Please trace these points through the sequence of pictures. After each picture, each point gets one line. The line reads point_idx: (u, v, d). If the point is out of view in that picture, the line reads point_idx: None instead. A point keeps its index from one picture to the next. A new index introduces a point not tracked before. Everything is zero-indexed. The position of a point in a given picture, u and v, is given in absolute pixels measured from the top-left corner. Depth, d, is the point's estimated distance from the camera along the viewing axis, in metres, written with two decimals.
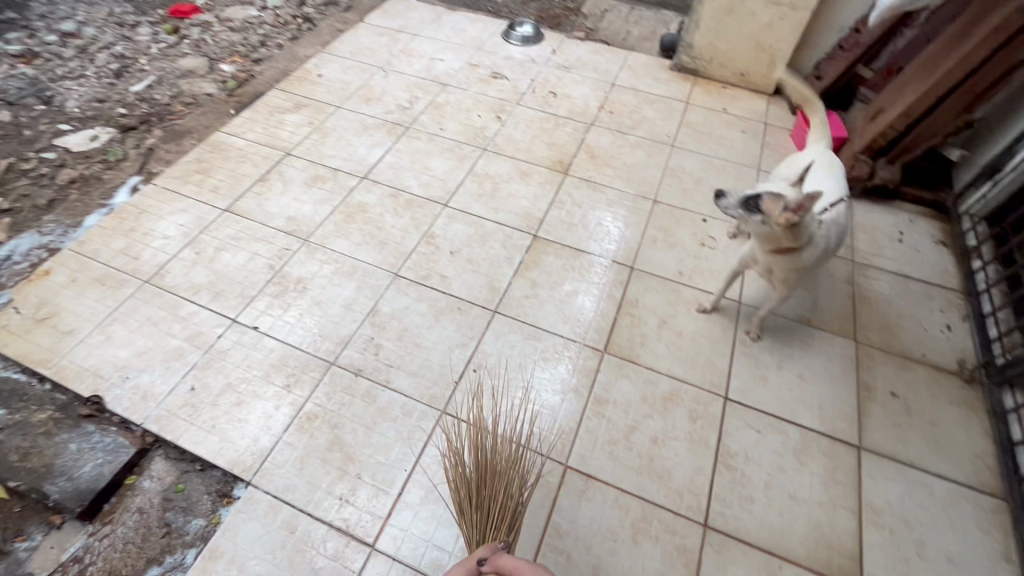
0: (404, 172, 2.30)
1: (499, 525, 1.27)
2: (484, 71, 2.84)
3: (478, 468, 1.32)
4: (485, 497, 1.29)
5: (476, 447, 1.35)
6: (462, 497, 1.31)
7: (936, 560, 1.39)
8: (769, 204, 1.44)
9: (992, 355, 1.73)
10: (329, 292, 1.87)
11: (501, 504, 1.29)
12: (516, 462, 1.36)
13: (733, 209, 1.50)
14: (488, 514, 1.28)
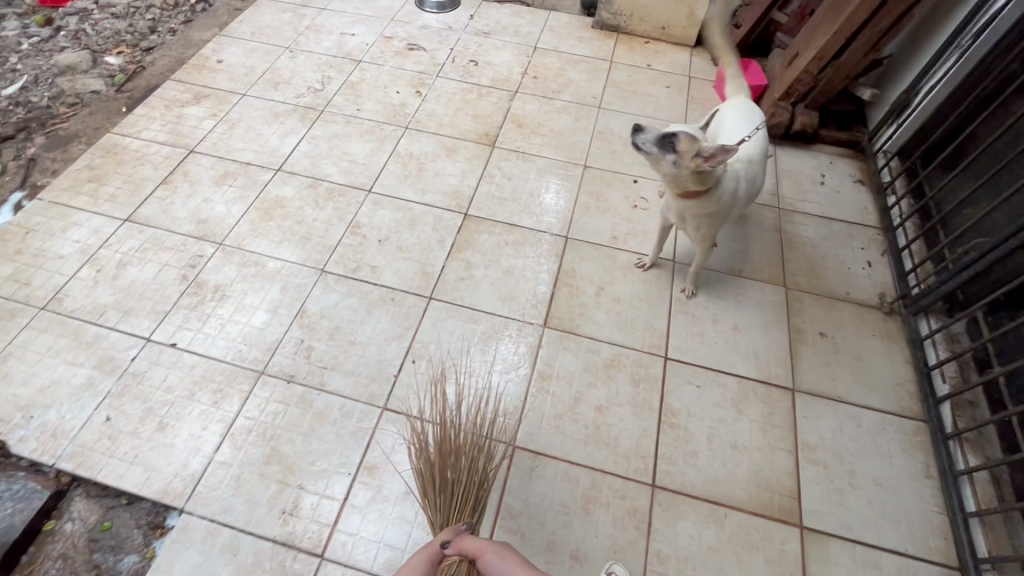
0: (322, 160, 2.16)
1: (463, 506, 1.26)
2: (399, 43, 2.68)
3: (442, 451, 1.31)
4: (448, 479, 1.28)
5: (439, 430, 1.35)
6: (427, 481, 1.29)
7: (867, 486, 1.47)
8: (684, 142, 1.38)
9: (908, 286, 1.81)
10: (252, 297, 1.76)
11: (466, 484, 1.28)
12: (481, 442, 1.37)
13: (649, 144, 1.41)
14: (452, 496, 1.27)
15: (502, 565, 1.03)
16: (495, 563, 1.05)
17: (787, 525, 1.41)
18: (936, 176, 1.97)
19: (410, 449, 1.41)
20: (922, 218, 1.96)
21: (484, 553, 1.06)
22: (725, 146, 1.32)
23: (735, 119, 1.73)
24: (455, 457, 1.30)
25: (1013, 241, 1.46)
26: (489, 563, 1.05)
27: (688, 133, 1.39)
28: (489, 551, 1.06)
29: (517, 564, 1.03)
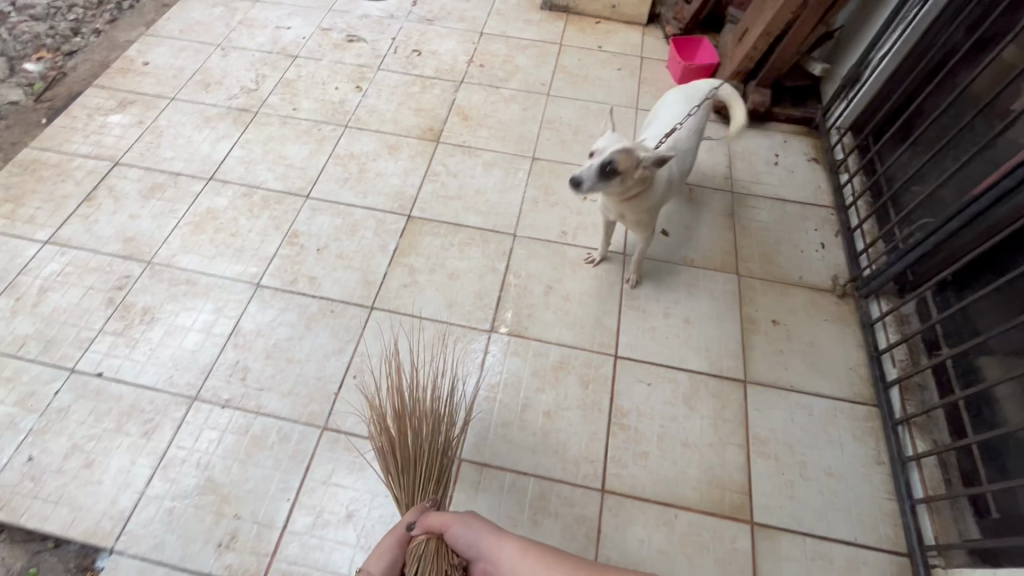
0: (257, 166, 2.06)
1: (428, 483, 1.24)
2: (338, 35, 2.55)
3: (402, 426, 1.27)
4: (410, 456, 1.25)
5: (397, 404, 1.29)
6: (390, 460, 1.27)
7: (818, 476, 1.45)
8: (622, 160, 1.37)
9: (860, 268, 1.78)
10: (183, 317, 1.68)
11: (429, 460, 1.26)
12: (440, 415, 1.33)
13: (594, 181, 1.39)
14: (414, 474, 1.24)
15: (470, 531, 1.08)
16: (462, 532, 1.09)
17: (738, 522, 1.39)
18: (887, 152, 1.93)
19: (369, 425, 1.36)
20: (873, 196, 1.92)
21: (449, 525, 1.10)
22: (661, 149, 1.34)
23: (662, 117, 1.73)
24: (414, 433, 1.26)
25: (956, 220, 1.43)
26: (457, 533, 1.09)
27: (620, 149, 1.38)
28: (454, 522, 1.10)
29: (481, 528, 1.08)
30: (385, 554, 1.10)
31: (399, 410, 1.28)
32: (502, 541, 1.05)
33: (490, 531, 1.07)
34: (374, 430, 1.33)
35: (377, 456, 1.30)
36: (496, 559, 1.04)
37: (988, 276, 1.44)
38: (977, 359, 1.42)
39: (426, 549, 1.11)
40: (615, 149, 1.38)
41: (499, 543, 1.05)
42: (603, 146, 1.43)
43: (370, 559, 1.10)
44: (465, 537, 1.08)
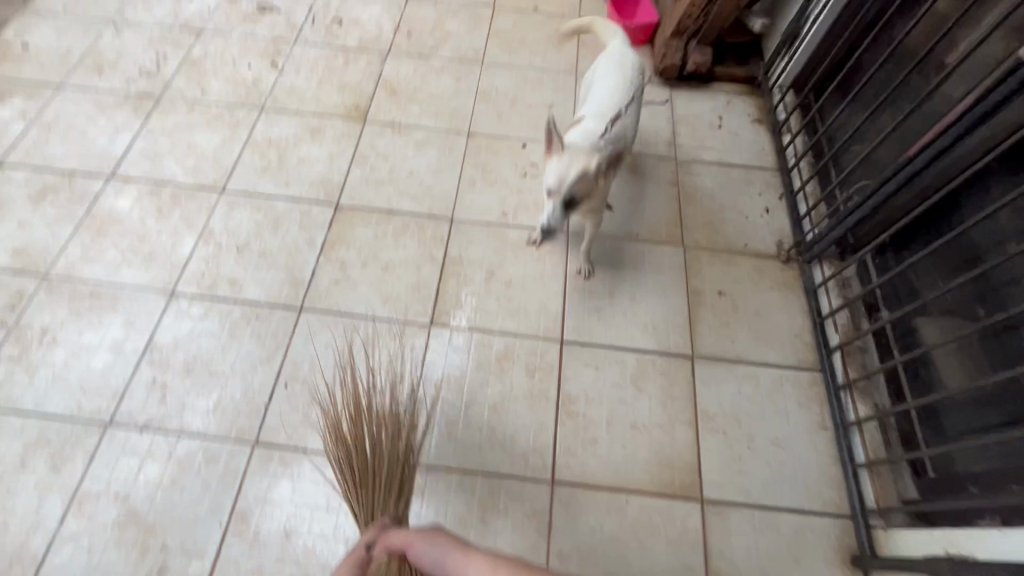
0: (163, 159, 1.86)
1: (387, 497, 1.16)
2: (247, 5, 2.31)
3: (358, 436, 1.20)
4: (368, 469, 1.18)
5: (353, 413, 1.23)
6: (347, 474, 1.20)
7: (765, 447, 1.46)
8: (581, 186, 1.44)
9: (803, 233, 1.76)
10: (90, 335, 1.53)
11: (388, 471, 1.18)
12: (399, 421, 1.25)
13: (563, 215, 1.47)
14: (373, 487, 1.17)
15: (434, 549, 0.93)
16: (426, 550, 0.95)
17: (688, 500, 1.38)
18: (829, 110, 1.88)
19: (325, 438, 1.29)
20: (816, 156, 1.89)
21: (411, 543, 0.97)
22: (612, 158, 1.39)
23: (594, 94, 1.66)
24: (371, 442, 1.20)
25: (891, 182, 1.40)
26: (420, 552, 0.95)
27: (575, 177, 1.42)
28: (418, 540, 0.96)
29: (447, 545, 0.93)
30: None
31: (355, 419, 1.22)
32: (467, 559, 0.88)
33: (455, 548, 0.92)
34: (330, 442, 1.26)
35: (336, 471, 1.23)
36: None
37: (924, 236, 1.42)
38: (914, 322, 1.41)
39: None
40: (572, 177, 1.42)
41: (463, 561, 0.89)
42: (557, 175, 1.43)
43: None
44: (432, 555, 0.94)
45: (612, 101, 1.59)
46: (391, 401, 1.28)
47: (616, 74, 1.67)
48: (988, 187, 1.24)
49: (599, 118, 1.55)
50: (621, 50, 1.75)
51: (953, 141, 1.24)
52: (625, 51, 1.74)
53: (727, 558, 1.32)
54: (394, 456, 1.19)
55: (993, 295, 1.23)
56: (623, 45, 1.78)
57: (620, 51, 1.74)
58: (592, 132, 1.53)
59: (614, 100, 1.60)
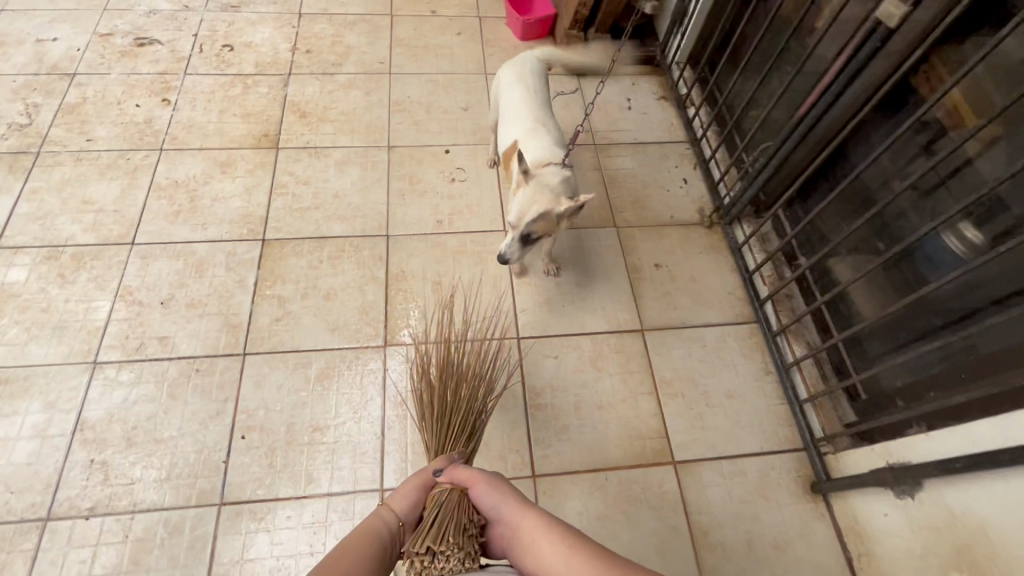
0: (55, 219, 1.69)
1: (459, 432, 1.22)
2: (122, 39, 2.13)
3: (444, 378, 1.29)
4: (448, 405, 1.25)
5: (445, 356, 1.33)
6: (426, 406, 1.28)
7: (721, 401, 1.56)
8: (542, 228, 1.41)
9: (720, 197, 1.88)
10: (4, 427, 1.37)
11: (464, 412, 1.25)
12: (481, 375, 1.34)
13: (518, 253, 1.46)
14: (449, 423, 1.24)
15: (494, 498, 1.06)
16: (487, 494, 1.06)
17: (662, 465, 1.46)
18: (724, 81, 2.01)
19: (412, 377, 1.39)
20: (720, 125, 2.02)
21: (475, 483, 1.08)
22: (580, 203, 1.34)
23: (514, 117, 1.60)
24: (458, 380, 1.29)
25: (789, 139, 1.52)
26: (480, 494, 1.06)
27: (537, 220, 1.38)
28: (483, 481, 1.07)
29: (508, 497, 1.06)
30: (411, 493, 1.10)
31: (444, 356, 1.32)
32: (525, 515, 1.02)
33: (517, 503, 1.05)
34: (417, 379, 1.36)
35: (416, 400, 1.32)
36: (515, 530, 1.01)
37: (823, 186, 1.56)
38: (829, 263, 1.56)
39: (448, 497, 1.07)
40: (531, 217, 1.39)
41: (520, 516, 1.02)
42: (520, 209, 1.40)
43: (396, 493, 1.10)
44: (490, 502, 1.05)
45: (540, 121, 1.58)
46: (475, 352, 1.39)
47: (525, 92, 1.63)
48: (869, 135, 1.39)
49: (541, 140, 1.53)
50: (521, 61, 1.72)
51: (837, 96, 1.37)
52: (526, 61, 1.72)
53: (705, 511, 1.41)
54: (474, 399, 1.28)
55: (888, 229, 1.38)
56: (520, 56, 1.76)
57: (520, 62, 1.72)
58: (544, 148, 1.52)
59: (543, 114, 1.60)
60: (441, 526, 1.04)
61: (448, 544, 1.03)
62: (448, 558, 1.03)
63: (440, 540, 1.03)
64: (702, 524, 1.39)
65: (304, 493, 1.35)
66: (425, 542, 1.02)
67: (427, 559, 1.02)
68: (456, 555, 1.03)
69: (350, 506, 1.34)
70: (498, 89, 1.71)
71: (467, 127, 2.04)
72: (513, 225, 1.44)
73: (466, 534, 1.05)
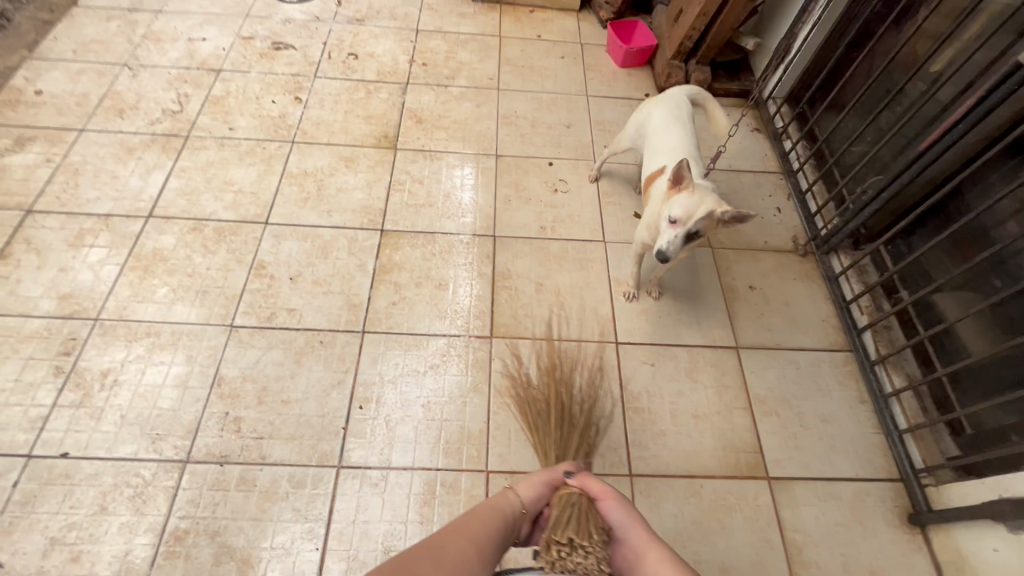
0: (200, 196, 1.88)
1: (579, 443, 1.27)
2: (262, 43, 2.36)
3: (557, 394, 1.35)
4: (565, 421, 1.30)
5: (551, 378, 1.39)
6: (540, 418, 1.32)
7: (815, 424, 1.58)
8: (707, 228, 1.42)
9: (816, 228, 1.91)
10: (153, 375, 1.52)
11: (581, 429, 1.30)
12: (589, 398, 1.40)
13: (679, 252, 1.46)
14: (568, 437, 1.27)
15: (622, 516, 1.05)
16: (616, 511, 1.06)
17: (756, 479, 1.48)
18: (824, 118, 2.06)
19: (515, 397, 1.45)
20: (817, 160, 2.06)
21: (606, 497, 1.08)
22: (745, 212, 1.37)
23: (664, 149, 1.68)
24: (569, 398, 1.35)
25: (904, 174, 1.57)
26: (609, 508, 1.06)
27: (705, 218, 1.38)
28: (612, 497, 1.08)
29: (636, 520, 1.05)
30: (537, 483, 1.12)
31: (552, 375, 1.38)
32: (652, 544, 0.99)
33: (644, 530, 1.03)
34: (522, 398, 1.42)
35: (524, 412, 1.37)
36: (640, 555, 0.98)
37: (934, 222, 1.59)
38: (935, 300, 1.56)
39: (580, 499, 1.07)
40: (698, 220, 1.40)
41: (646, 544, 1.00)
42: (685, 209, 1.39)
43: (522, 482, 1.12)
44: (617, 519, 1.05)
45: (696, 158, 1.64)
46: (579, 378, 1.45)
47: (678, 127, 1.70)
48: (990, 178, 1.43)
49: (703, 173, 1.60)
50: (672, 97, 1.80)
51: (962, 134, 1.42)
52: (675, 97, 1.80)
53: (800, 529, 1.42)
54: (585, 412, 1.35)
55: (1004, 266, 1.39)
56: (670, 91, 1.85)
57: (672, 98, 1.80)
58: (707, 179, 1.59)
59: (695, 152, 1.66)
60: (578, 522, 1.03)
61: (590, 542, 1.00)
62: (587, 555, 0.99)
63: (582, 534, 1.01)
64: (797, 542, 1.40)
65: (414, 465, 1.43)
66: (567, 533, 1.01)
67: (566, 550, 0.99)
68: (596, 554, 0.99)
69: (456, 481, 1.42)
70: (647, 118, 1.79)
71: (569, 143, 2.16)
72: (683, 228, 1.42)
73: (600, 540, 1.02)
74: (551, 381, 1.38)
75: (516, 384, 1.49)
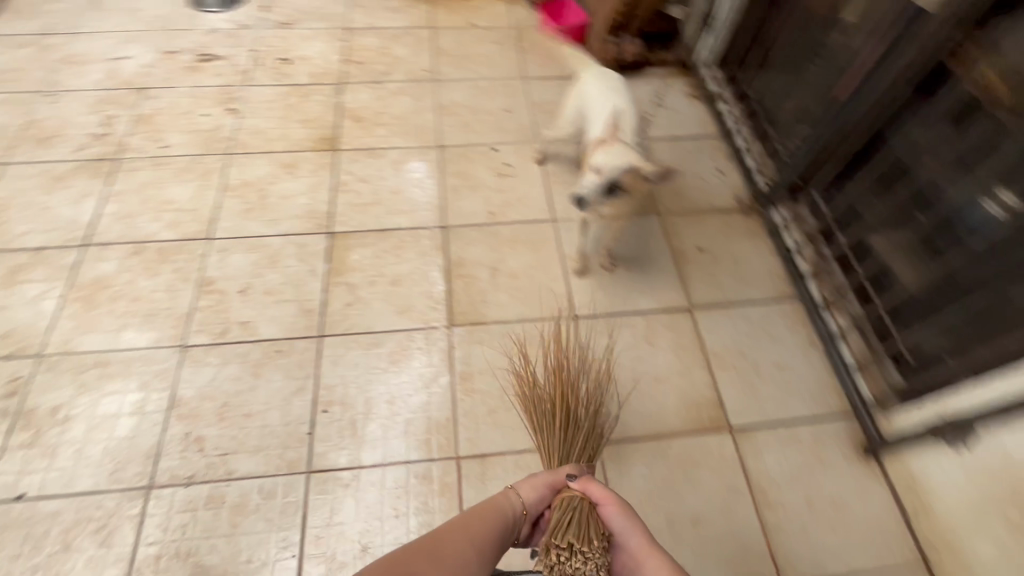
0: (138, 219, 1.82)
1: (581, 448, 1.27)
2: (187, 56, 2.29)
3: (564, 396, 1.32)
4: (570, 425, 1.29)
5: (559, 379, 1.36)
6: (545, 420, 1.32)
7: (770, 372, 1.63)
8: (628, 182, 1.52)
9: (756, 184, 1.97)
10: (106, 405, 1.48)
11: (586, 433, 1.30)
12: (595, 400, 1.38)
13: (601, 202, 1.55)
14: (571, 442, 1.27)
15: (622, 523, 1.03)
16: (617, 518, 1.04)
17: (719, 431, 1.53)
18: (753, 77, 2.12)
19: (519, 393, 1.43)
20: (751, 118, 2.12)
21: (608, 502, 1.06)
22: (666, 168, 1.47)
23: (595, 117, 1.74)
24: (576, 401, 1.33)
25: (829, 122, 1.63)
26: (610, 514, 1.04)
27: (625, 173, 1.49)
28: (614, 502, 1.05)
29: (638, 527, 1.02)
30: (539, 485, 1.09)
31: (560, 376, 1.36)
32: (651, 556, 0.96)
33: (645, 539, 1.00)
34: (528, 395, 1.39)
35: (528, 412, 1.37)
36: (638, 565, 0.97)
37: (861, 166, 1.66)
38: (868, 239, 1.62)
39: (580, 503, 1.06)
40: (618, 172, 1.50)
41: (646, 554, 0.97)
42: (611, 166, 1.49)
43: (525, 482, 1.09)
44: (618, 525, 1.03)
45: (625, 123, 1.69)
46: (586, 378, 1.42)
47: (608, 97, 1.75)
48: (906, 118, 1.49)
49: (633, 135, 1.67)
50: (602, 71, 1.84)
51: (876, 77, 1.48)
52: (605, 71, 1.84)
53: (764, 474, 1.47)
54: (589, 417, 1.33)
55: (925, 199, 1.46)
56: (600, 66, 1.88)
57: (602, 72, 1.84)
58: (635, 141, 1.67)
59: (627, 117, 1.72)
60: (579, 527, 1.02)
61: (590, 548, 1.00)
62: (587, 560, 0.99)
63: (582, 539, 1.01)
64: (763, 486, 1.46)
65: (385, 461, 1.44)
66: (567, 538, 1.01)
67: (566, 555, 1.00)
68: (595, 560, 0.99)
69: (428, 472, 1.43)
70: (581, 94, 1.82)
71: (511, 127, 2.17)
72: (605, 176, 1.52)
73: (600, 546, 1.01)
74: (559, 382, 1.35)
75: (521, 380, 1.45)
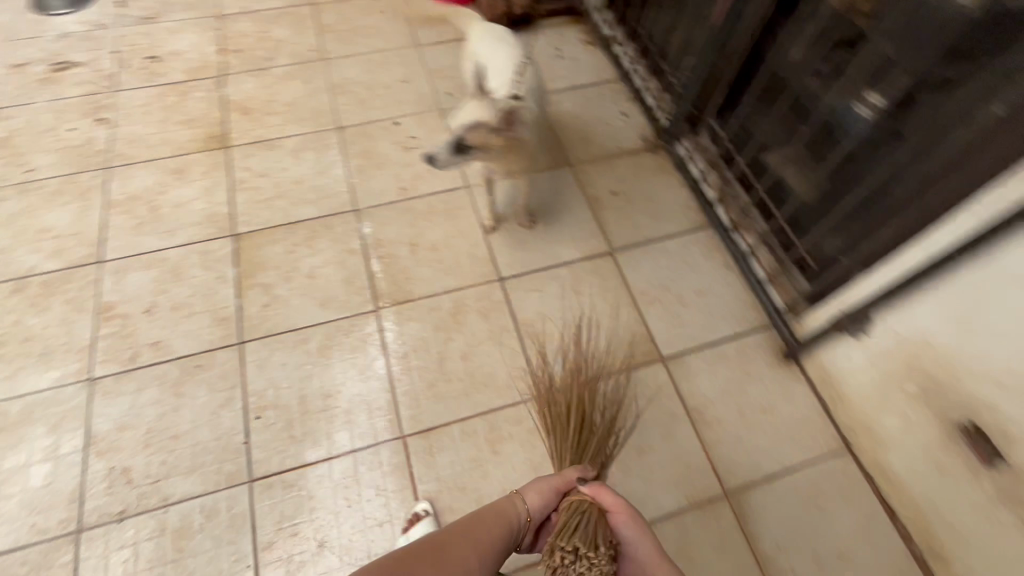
0: (13, 253, 1.66)
1: (594, 456, 1.22)
2: (39, 67, 2.06)
3: (582, 400, 1.27)
4: (586, 432, 1.24)
5: (579, 383, 1.31)
6: (559, 421, 1.27)
7: (693, 300, 1.70)
8: (477, 136, 1.43)
9: (658, 121, 2.01)
10: (13, 457, 1.37)
11: (599, 441, 1.25)
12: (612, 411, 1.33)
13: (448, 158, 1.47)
14: (585, 449, 1.22)
15: (634, 533, 1.02)
16: (628, 527, 1.02)
17: (652, 364, 1.59)
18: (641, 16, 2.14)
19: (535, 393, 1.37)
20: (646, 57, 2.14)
21: (620, 510, 1.04)
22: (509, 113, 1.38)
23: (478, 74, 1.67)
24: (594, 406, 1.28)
25: (712, 49, 1.67)
26: (622, 523, 1.03)
27: (472, 126, 1.41)
28: (627, 510, 1.04)
29: (648, 539, 1.01)
30: (546, 490, 1.07)
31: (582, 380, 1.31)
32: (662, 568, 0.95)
33: (656, 553, 0.99)
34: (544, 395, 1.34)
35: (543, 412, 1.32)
36: None
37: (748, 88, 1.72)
38: (762, 158, 1.69)
39: (591, 507, 1.03)
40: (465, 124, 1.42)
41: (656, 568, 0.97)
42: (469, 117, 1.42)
43: (531, 489, 1.07)
44: (628, 533, 1.02)
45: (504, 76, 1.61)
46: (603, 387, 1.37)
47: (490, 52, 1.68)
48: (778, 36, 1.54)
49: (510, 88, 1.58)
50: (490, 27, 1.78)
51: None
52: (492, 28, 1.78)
53: (698, 395, 1.55)
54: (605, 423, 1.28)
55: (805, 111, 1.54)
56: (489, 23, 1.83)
57: (489, 29, 1.78)
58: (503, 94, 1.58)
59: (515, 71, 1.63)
60: (588, 530, 0.99)
61: (596, 554, 0.97)
62: (592, 566, 0.96)
63: (589, 543, 0.98)
64: (698, 407, 1.54)
65: (329, 455, 1.41)
66: (574, 540, 0.98)
67: (571, 558, 0.97)
68: (601, 567, 0.96)
69: (376, 457, 1.42)
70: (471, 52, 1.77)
71: (410, 98, 2.10)
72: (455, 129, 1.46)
73: (608, 553, 0.98)
74: (580, 386, 1.30)
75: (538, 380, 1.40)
